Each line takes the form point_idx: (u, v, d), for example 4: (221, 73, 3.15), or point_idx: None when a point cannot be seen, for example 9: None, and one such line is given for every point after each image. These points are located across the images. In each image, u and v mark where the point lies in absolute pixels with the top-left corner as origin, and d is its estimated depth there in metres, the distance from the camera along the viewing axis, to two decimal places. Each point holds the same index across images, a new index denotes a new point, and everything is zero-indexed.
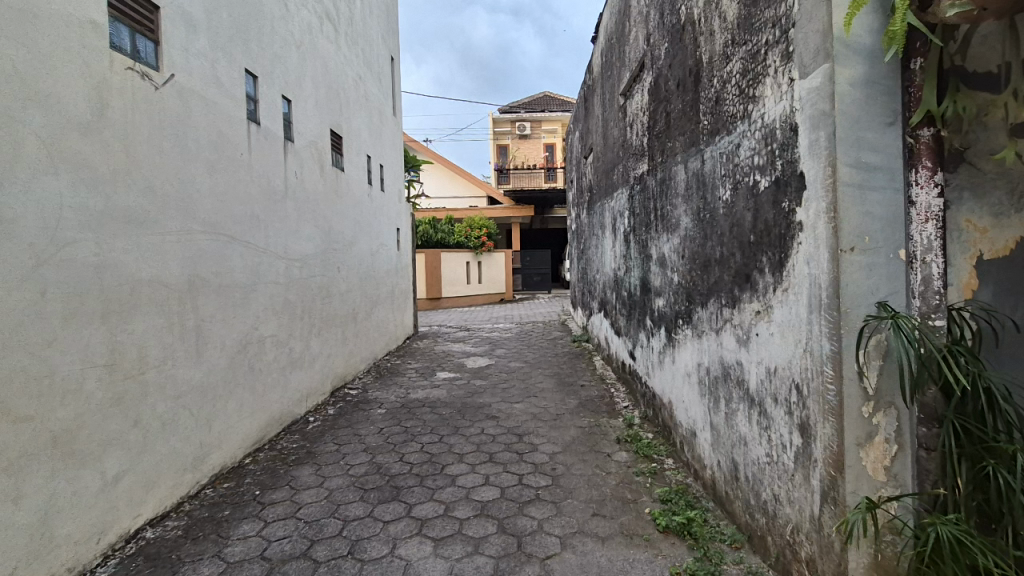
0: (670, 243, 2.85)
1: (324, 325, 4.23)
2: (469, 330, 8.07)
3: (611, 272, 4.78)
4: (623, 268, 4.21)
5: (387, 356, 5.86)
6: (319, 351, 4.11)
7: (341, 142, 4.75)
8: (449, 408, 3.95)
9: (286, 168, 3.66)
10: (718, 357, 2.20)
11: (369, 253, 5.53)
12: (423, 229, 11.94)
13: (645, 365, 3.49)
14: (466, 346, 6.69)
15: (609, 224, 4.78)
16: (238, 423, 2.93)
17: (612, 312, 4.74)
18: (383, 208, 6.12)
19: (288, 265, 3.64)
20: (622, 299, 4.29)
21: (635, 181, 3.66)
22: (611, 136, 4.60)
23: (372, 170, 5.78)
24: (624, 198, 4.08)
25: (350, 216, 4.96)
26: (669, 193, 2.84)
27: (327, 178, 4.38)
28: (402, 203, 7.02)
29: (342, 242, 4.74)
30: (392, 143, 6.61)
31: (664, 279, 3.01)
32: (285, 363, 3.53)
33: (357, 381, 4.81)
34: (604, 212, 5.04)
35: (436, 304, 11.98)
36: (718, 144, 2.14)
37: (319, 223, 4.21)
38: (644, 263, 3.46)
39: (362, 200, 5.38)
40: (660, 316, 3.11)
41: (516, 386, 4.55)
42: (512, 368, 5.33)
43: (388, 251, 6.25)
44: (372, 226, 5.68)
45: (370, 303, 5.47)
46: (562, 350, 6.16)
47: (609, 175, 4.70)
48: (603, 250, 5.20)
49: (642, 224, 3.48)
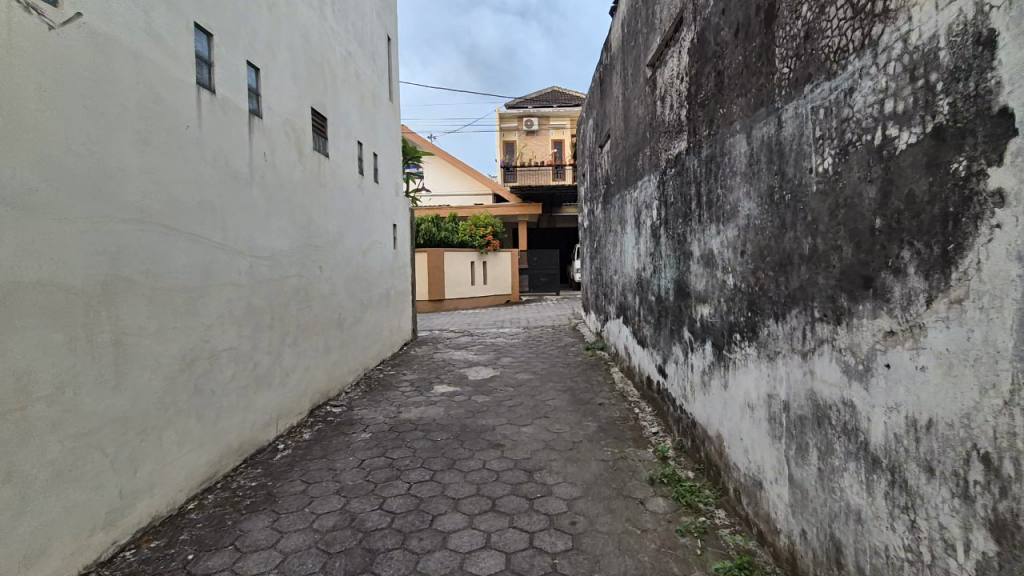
0: (722, 236, 2.26)
1: (303, 333, 3.67)
2: (471, 335, 7.49)
3: (633, 275, 4.18)
4: (650, 269, 3.61)
5: (380, 366, 5.29)
6: (295, 364, 3.54)
7: (324, 124, 4.18)
8: (446, 432, 3.35)
9: (253, 149, 3.09)
10: (807, 391, 1.61)
11: (359, 251, 4.96)
12: (425, 227, 11.38)
13: (682, 386, 2.89)
14: (468, 354, 6.10)
15: (632, 218, 4.19)
16: (181, 460, 2.36)
17: (635, 320, 4.14)
18: (377, 202, 5.54)
19: (255, 263, 3.08)
20: (648, 304, 3.68)
21: (669, 164, 3.06)
22: (634, 117, 4.01)
23: (364, 159, 5.20)
24: (652, 187, 3.49)
25: (336, 208, 4.38)
26: (722, 173, 2.25)
27: (306, 164, 3.81)
28: (399, 198, 6.44)
29: (327, 238, 4.17)
30: (388, 131, 6.04)
31: (711, 281, 2.41)
32: (250, 380, 2.96)
33: (342, 396, 4.22)
34: (625, 206, 4.44)
35: (438, 306, 11.43)
36: (813, 95, 1.55)
37: (296, 215, 3.64)
38: (681, 262, 2.87)
39: (351, 191, 4.81)
40: (705, 327, 2.51)
41: (524, 404, 3.95)
42: (520, 380, 4.75)
43: (382, 250, 5.67)
44: (363, 220, 5.10)
45: (360, 308, 4.90)
46: (574, 359, 5.57)
47: (633, 161, 4.10)
48: (623, 249, 4.61)
49: (678, 216, 2.89)
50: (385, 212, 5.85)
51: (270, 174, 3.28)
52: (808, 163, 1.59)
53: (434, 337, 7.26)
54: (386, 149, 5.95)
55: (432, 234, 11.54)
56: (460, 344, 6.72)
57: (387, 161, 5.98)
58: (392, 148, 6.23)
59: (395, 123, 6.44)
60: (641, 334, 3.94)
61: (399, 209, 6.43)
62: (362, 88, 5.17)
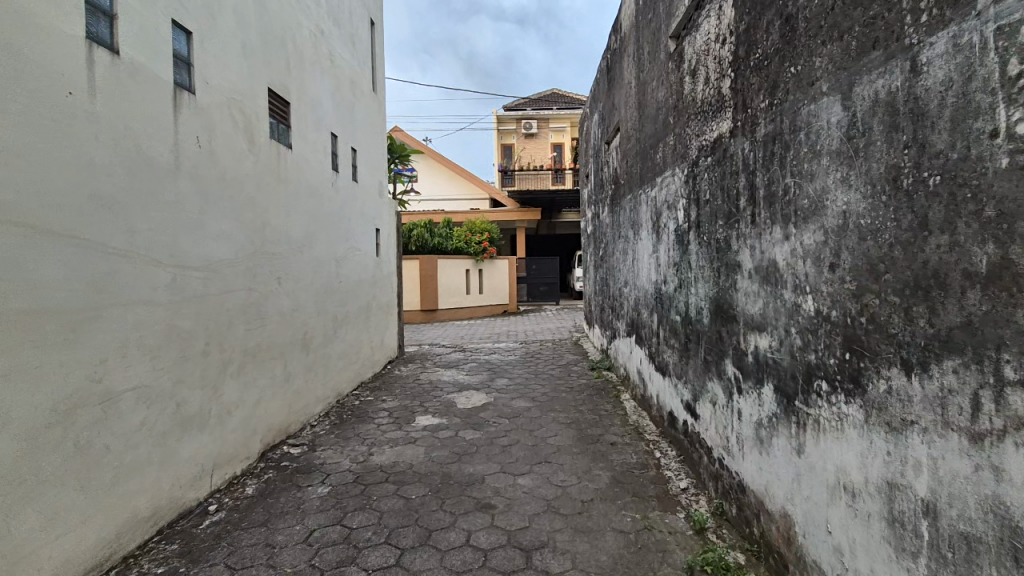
0: (797, 242, 1.64)
1: (252, 359, 3.03)
2: (464, 351, 6.84)
3: (650, 288, 3.56)
4: (673, 283, 2.99)
5: (356, 392, 4.64)
6: (240, 397, 2.89)
7: (284, 111, 3.55)
8: (425, 484, 2.71)
9: (182, 133, 2.46)
10: (988, 500, 0.97)
11: (332, 260, 4.33)
12: (418, 234, 10.78)
13: (724, 436, 2.25)
14: (458, 375, 5.44)
15: (649, 220, 3.56)
16: (48, 549, 1.72)
17: (653, 342, 3.50)
18: (355, 203, 4.92)
19: (182, 275, 2.44)
20: (671, 326, 3.05)
21: (704, 151, 2.44)
22: (653, 100, 3.39)
23: (340, 155, 4.58)
24: (678, 183, 2.88)
25: (301, 209, 3.76)
26: (796, 156, 1.63)
27: (259, 155, 3.18)
28: (383, 200, 5.81)
29: (288, 245, 3.54)
30: (370, 125, 5.42)
31: (775, 304, 1.79)
32: (171, 425, 2.32)
33: (306, 432, 3.58)
34: (639, 207, 3.82)
35: (432, 317, 10.82)
36: (1003, 7, 0.93)
37: (245, 217, 3.01)
38: (723, 276, 2.25)
39: (323, 190, 4.19)
40: (763, 365, 1.88)
41: (521, 444, 3.30)
42: (516, 408, 4.10)
43: (361, 257, 5.04)
44: (338, 224, 4.47)
45: (332, 326, 4.26)
46: (578, 382, 4.93)
47: (651, 154, 3.47)
48: (636, 258, 3.98)
49: (720, 217, 2.27)
50: (366, 214, 5.23)
51: (207, 164, 2.65)
52: (988, 123, 0.97)
53: (422, 354, 6.61)
54: (368, 146, 5.32)
55: (425, 240, 10.89)
56: (450, 363, 6.06)
57: (369, 159, 5.36)
58: (375, 145, 5.61)
59: (379, 117, 5.83)
60: (661, 359, 3.31)
61: (383, 212, 5.81)
62: (337, 74, 4.55)
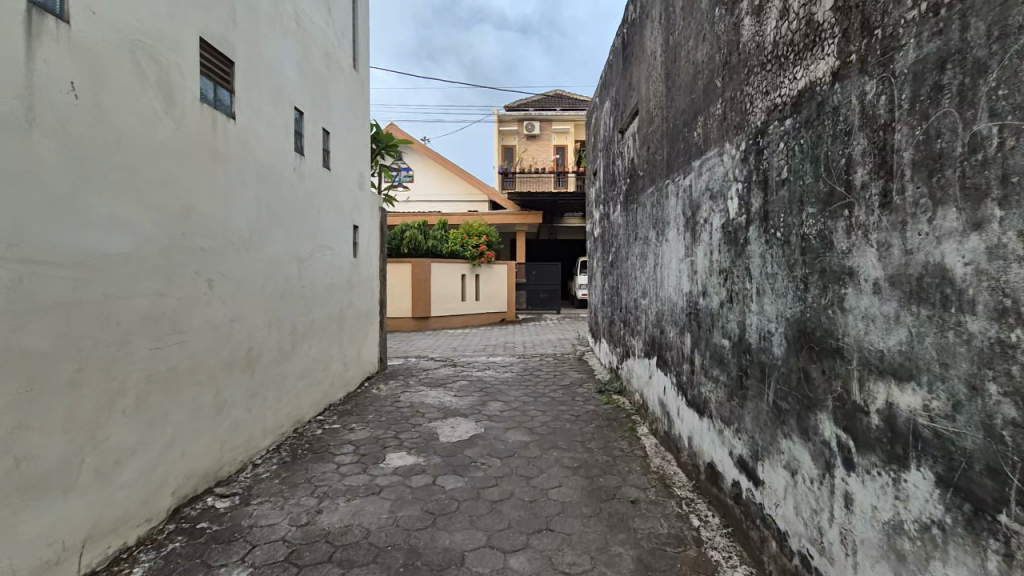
0: (1008, 233, 0.92)
1: (162, 386, 2.30)
2: (455, 365, 6.09)
3: (681, 302, 2.85)
4: (719, 297, 2.28)
5: (320, 419, 3.90)
6: (139, 439, 2.16)
7: (225, 71, 2.83)
8: (382, 567, 1.98)
9: (42, 73, 1.75)
10: None
11: (293, 261, 3.61)
12: (411, 234, 10.11)
13: (815, 526, 1.53)
14: (445, 396, 4.69)
15: (680, 216, 2.85)
16: None
17: (683, 369, 2.78)
18: (327, 194, 4.22)
19: (36, 274, 1.72)
20: (715, 352, 2.33)
21: (782, 110, 1.73)
22: (691, 63, 2.68)
23: (307, 136, 3.88)
24: (730, 163, 2.16)
25: (247, 196, 3.04)
26: (1013, 81, 0.92)
27: (183, 123, 2.47)
28: (363, 193, 5.09)
29: (226, 239, 2.82)
30: (348, 106, 4.70)
31: (944, 339, 1.07)
32: (2, 494, 1.59)
33: (245, 476, 2.84)
34: (667, 200, 3.11)
35: (424, 324, 10.11)
36: None
37: (157, 200, 2.30)
38: (817, 289, 1.53)
39: (282, 175, 3.47)
40: (911, 435, 1.16)
41: (514, 499, 2.57)
42: (511, 444, 3.36)
43: (332, 256, 4.33)
44: (303, 218, 3.77)
45: (289, 340, 3.53)
46: (584, 408, 4.20)
47: (687, 133, 2.75)
48: (660, 264, 3.27)
49: (811, 202, 1.55)
50: (341, 208, 4.52)
51: (90, 125, 1.94)
52: None
53: (407, 369, 5.87)
54: (345, 130, 4.61)
55: (417, 242, 10.13)
56: (437, 380, 5.31)
57: (346, 145, 4.66)
58: (355, 130, 4.90)
59: (361, 99, 5.12)
60: (697, 393, 2.58)
61: (363, 207, 5.11)
62: (306, 40, 3.84)
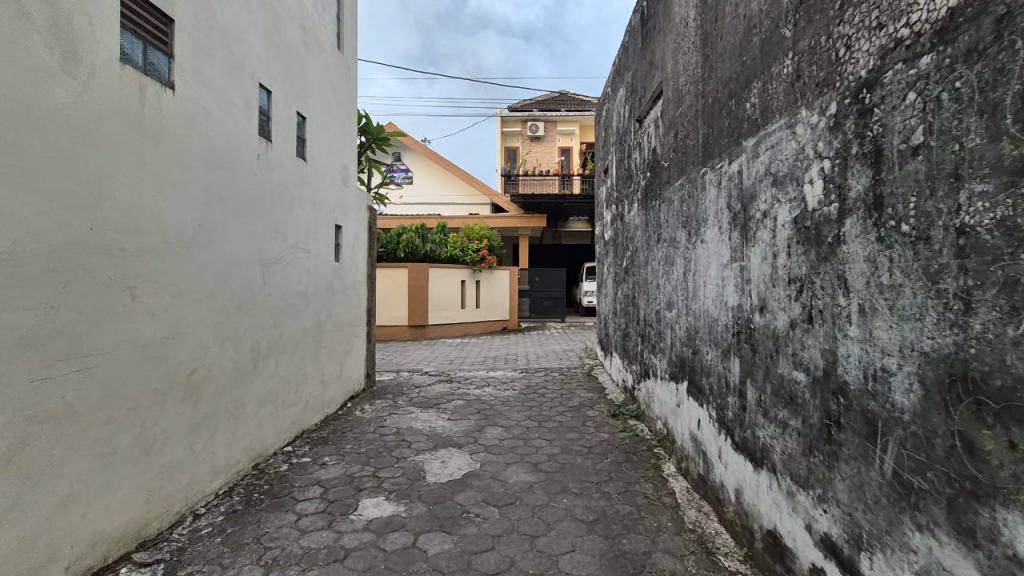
0: None
1: (52, 428, 1.75)
2: (450, 381, 5.53)
3: (724, 318, 2.29)
4: (791, 313, 1.72)
5: (288, 451, 3.34)
6: (12, 503, 1.61)
7: (160, 29, 2.29)
8: None
9: None
10: None
11: (256, 264, 3.06)
12: (409, 237, 9.61)
13: None
14: (437, 420, 4.12)
15: (724, 211, 2.30)
16: None
17: (729, 402, 2.22)
18: (303, 188, 3.67)
19: None
20: (782, 388, 1.77)
21: (914, 44, 1.17)
22: (741, 17, 2.14)
23: (278, 120, 3.33)
24: (811, 134, 1.61)
25: (193, 184, 2.50)
26: None
27: (94, 87, 1.93)
28: (347, 190, 4.55)
29: (160, 236, 2.27)
30: (330, 90, 4.16)
31: None
32: None
33: (177, 536, 2.28)
34: (705, 192, 2.56)
35: (421, 333, 9.56)
36: None
37: (48, 183, 1.74)
38: (995, 311, 0.97)
39: (242, 162, 2.93)
40: None
41: (515, 573, 1.99)
42: (511, 488, 2.79)
43: (308, 259, 3.78)
44: (271, 215, 3.23)
45: (249, 359, 2.97)
46: (596, 437, 3.64)
47: (736, 106, 2.20)
48: (694, 270, 2.71)
49: (982, 174, 0.99)
50: (320, 203, 3.97)
51: None
52: None
53: (398, 385, 5.30)
54: (325, 117, 4.06)
55: (415, 246, 9.64)
56: (429, 400, 4.74)
57: (327, 133, 4.12)
58: (339, 118, 4.36)
59: (347, 86, 4.59)
60: (751, 435, 2.01)
61: (348, 205, 4.56)
62: (276, 8, 3.31)
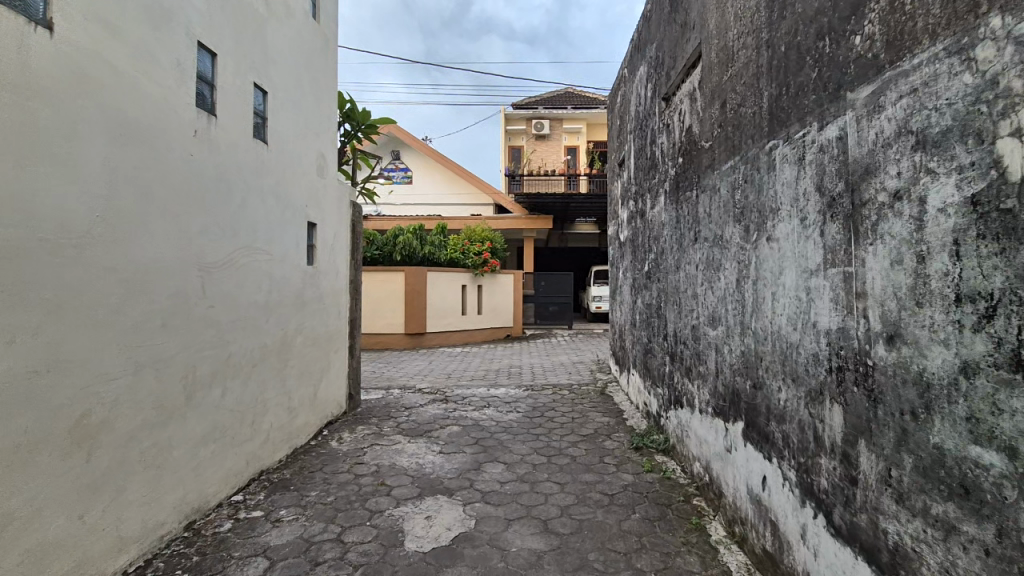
0: None
1: None
2: (445, 402, 4.88)
3: (815, 346, 1.64)
4: (967, 351, 1.06)
5: (238, 501, 2.69)
6: None
7: None
8: None
9: None
10: None
11: (193, 269, 2.43)
12: (406, 237, 8.95)
13: None
14: (427, 455, 3.46)
15: (814, 195, 1.64)
16: None
17: (824, 466, 1.57)
18: (262, 178, 3.04)
19: None
20: (946, 469, 1.12)
21: None
22: None
23: (225, 91, 2.70)
24: (1015, 55, 0.95)
25: (92, 161, 1.87)
26: None
27: None
28: (325, 183, 3.92)
29: (26, 230, 1.63)
30: (301, 64, 3.53)
31: None
32: None
33: None
34: (776, 173, 1.90)
35: (419, 341, 8.92)
36: None
37: None
38: None
39: (173, 141, 2.29)
40: None
41: None
42: (514, 561, 2.14)
43: (270, 264, 3.14)
44: (215, 208, 2.60)
45: (181, 392, 2.33)
46: (618, 481, 2.98)
47: (834, 46, 1.54)
48: (756, 278, 2.06)
49: None
50: (286, 197, 3.34)
51: None
52: None
53: (386, 406, 4.65)
54: (293, 95, 3.43)
55: (412, 248, 9.01)
56: (419, 426, 4.09)
57: (297, 114, 3.49)
58: (313, 98, 3.72)
59: (325, 61, 3.95)
60: (871, 524, 1.36)
61: (325, 200, 3.92)
62: None
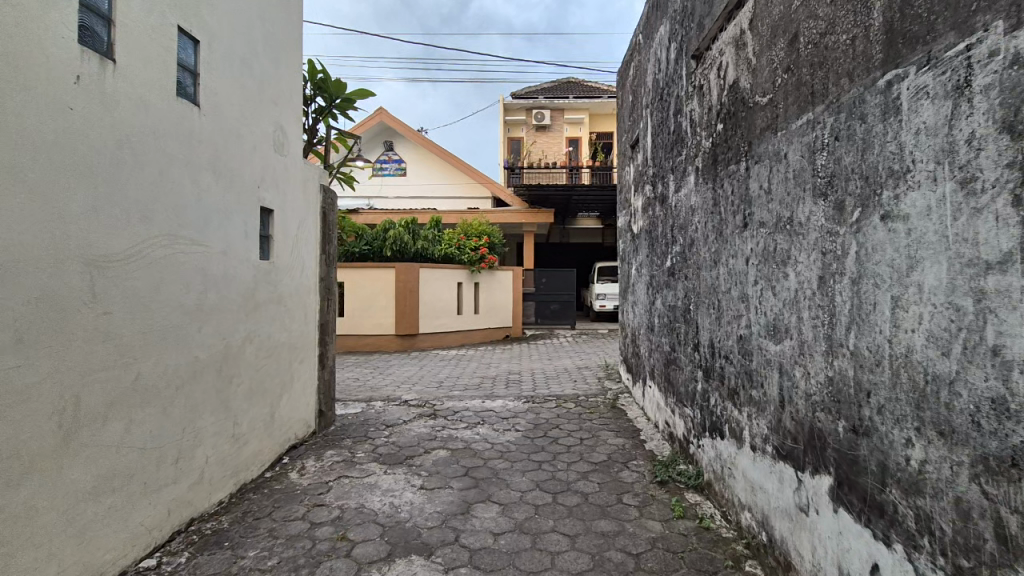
0: None
1: None
2: (434, 417, 4.25)
3: (1000, 385, 1.01)
4: None
5: (149, 569, 2.07)
6: None
7: None
8: None
9: None
10: None
11: (72, 262, 1.79)
12: (396, 233, 8.21)
13: None
14: (406, 491, 2.83)
15: (998, 140, 1.01)
16: None
17: None
18: (192, 148, 2.41)
19: None
20: None
21: None
22: None
23: (132, 31, 2.07)
24: None
25: None
26: None
27: None
28: (285, 162, 3.28)
29: None
30: (250, 14, 2.89)
31: None
32: None
33: None
34: (904, 118, 1.27)
35: (411, 343, 8.29)
36: None
37: None
38: None
39: (36, 84, 1.66)
40: None
41: None
42: None
43: (206, 258, 2.51)
44: (114, 182, 1.97)
45: (49, 434, 1.69)
46: (644, 533, 2.35)
47: None
48: (859, 276, 1.44)
49: None
50: (230, 174, 2.71)
51: None
52: None
53: (364, 424, 4.02)
54: (239, 51, 2.79)
55: (404, 243, 8.33)
56: (401, 450, 3.45)
57: (245, 75, 2.85)
58: (268, 59, 3.08)
59: (286, 17, 3.31)
60: None
61: (285, 181, 3.29)
62: None
